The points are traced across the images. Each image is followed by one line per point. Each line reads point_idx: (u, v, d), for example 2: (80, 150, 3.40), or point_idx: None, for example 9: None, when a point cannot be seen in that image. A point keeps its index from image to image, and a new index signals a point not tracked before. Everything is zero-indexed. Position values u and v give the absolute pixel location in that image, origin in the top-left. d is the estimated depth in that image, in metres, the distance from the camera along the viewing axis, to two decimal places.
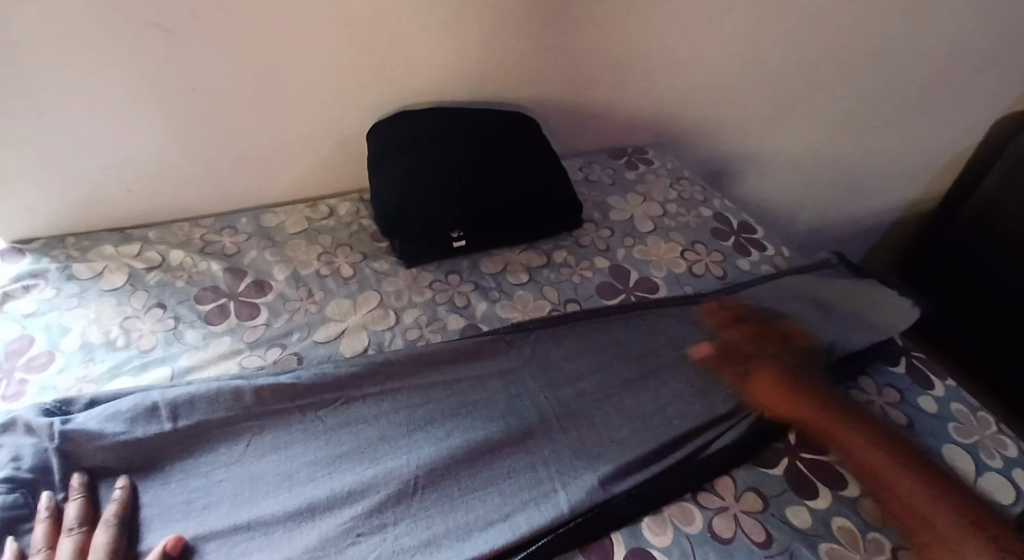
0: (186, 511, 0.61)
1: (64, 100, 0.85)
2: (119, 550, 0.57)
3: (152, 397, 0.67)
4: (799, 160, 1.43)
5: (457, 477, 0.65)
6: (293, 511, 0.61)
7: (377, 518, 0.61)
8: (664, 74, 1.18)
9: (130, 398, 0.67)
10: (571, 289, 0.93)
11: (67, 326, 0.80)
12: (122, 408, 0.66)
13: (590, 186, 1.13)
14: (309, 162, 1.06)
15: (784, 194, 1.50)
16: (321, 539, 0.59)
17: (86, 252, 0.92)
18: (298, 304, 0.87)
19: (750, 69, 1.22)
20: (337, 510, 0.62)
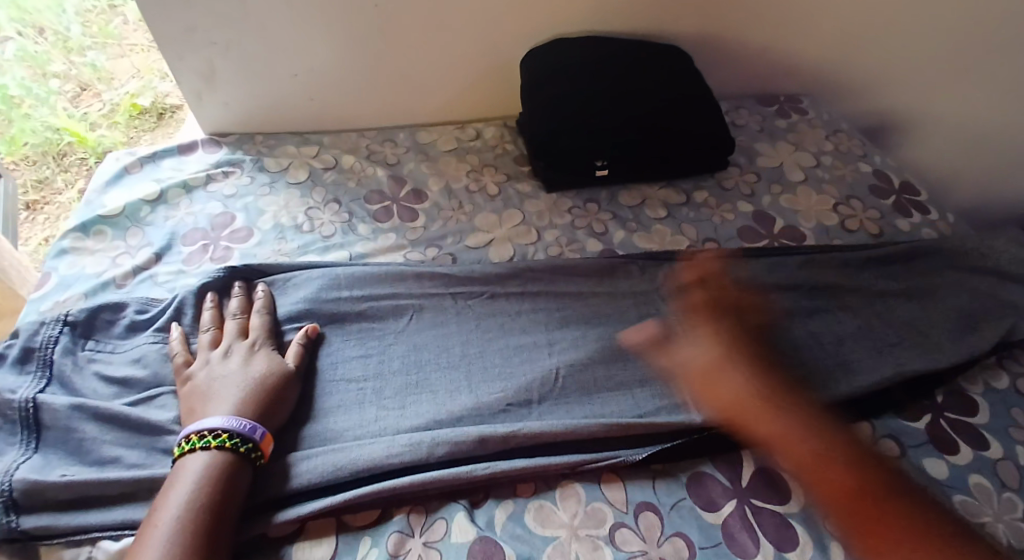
0: (364, 363, 0.68)
1: (268, 7, 0.95)
2: (270, 331, 0.68)
3: (335, 272, 0.75)
4: (975, 128, 1.31)
5: (598, 375, 0.70)
6: (457, 381, 0.68)
7: (524, 394, 0.66)
8: (836, 18, 1.11)
9: (318, 270, 0.76)
10: (711, 229, 0.93)
11: (261, 209, 0.91)
12: (312, 276, 0.75)
13: (739, 130, 1.10)
14: (464, 84, 1.11)
15: (948, 165, 1.38)
16: (478, 403, 0.65)
17: (272, 149, 1.03)
18: (450, 213, 0.94)
19: (934, 18, 1.12)
20: (490, 383, 0.68)
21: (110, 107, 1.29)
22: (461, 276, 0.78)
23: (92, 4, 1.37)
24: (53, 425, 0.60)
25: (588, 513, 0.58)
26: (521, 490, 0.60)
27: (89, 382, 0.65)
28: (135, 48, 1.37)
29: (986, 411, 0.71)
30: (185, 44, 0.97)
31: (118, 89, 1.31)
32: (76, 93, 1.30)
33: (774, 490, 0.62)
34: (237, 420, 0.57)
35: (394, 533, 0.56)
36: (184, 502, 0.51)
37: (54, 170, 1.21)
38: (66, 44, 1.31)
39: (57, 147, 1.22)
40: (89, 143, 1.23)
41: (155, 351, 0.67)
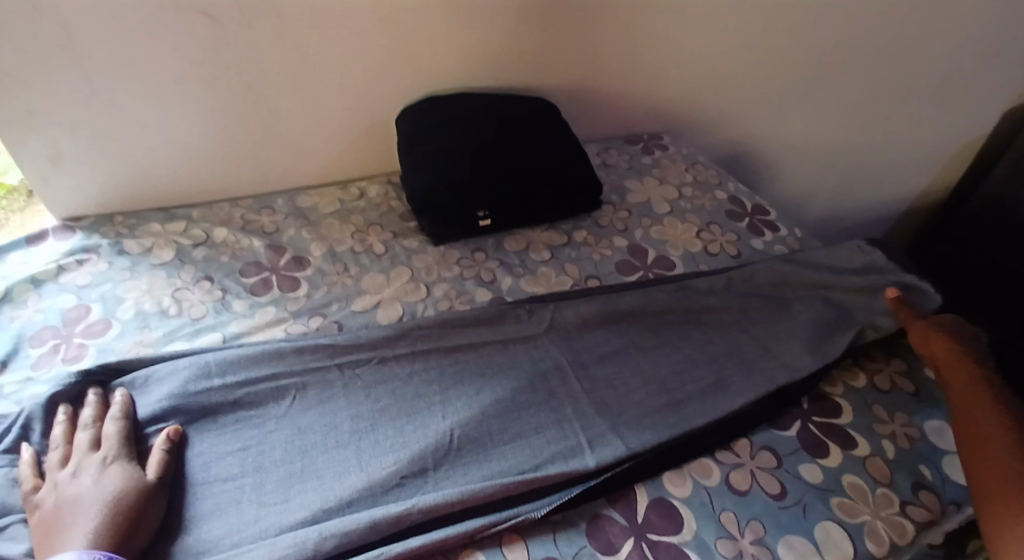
0: (243, 456, 0.65)
1: (117, 85, 0.91)
2: (128, 437, 0.64)
3: (204, 359, 0.72)
4: (813, 148, 1.46)
5: (489, 432, 0.70)
6: (345, 462, 0.66)
7: (418, 463, 0.66)
8: (680, 62, 1.22)
9: (186, 360, 0.72)
10: (592, 266, 0.98)
11: (122, 296, 0.85)
12: (178, 369, 0.70)
13: (609, 170, 1.17)
14: (339, 145, 1.11)
15: (798, 182, 1.53)
16: (368, 481, 0.64)
17: (136, 230, 0.97)
18: (335, 277, 0.93)
19: (765, 57, 1.25)
20: (381, 457, 0.66)
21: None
22: (347, 342, 0.76)
23: None
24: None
25: None
26: None
27: None
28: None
29: (848, 411, 0.79)
30: (26, 129, 0.91)
31: None
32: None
33: (668, 521, 0.65)
34: (89, 553, 0.52)
35: None
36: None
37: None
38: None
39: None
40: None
41: (0, 474, 0.61)
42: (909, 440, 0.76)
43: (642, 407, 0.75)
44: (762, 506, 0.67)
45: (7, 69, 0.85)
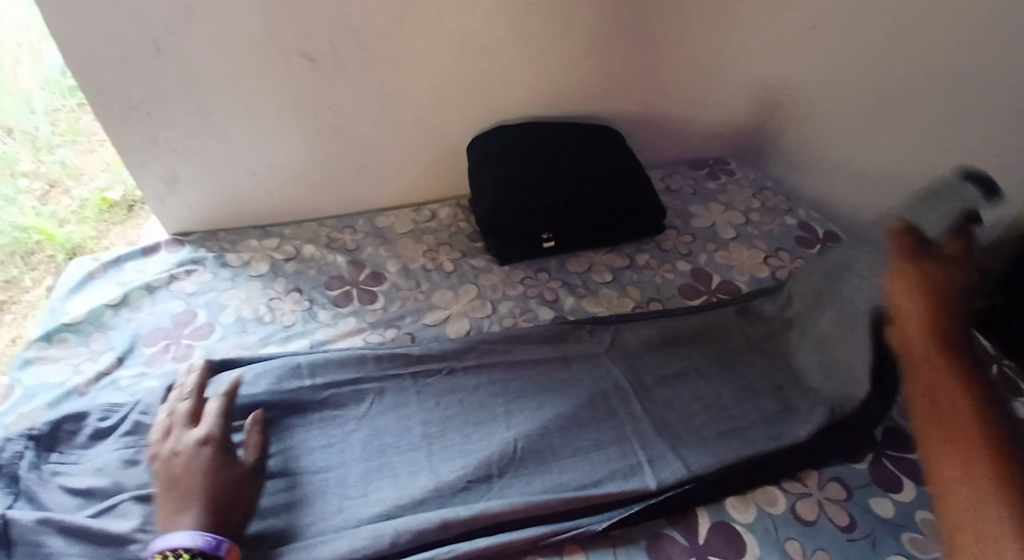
0: (326, 452, 0.71)
1: (225, 118, 1.02)
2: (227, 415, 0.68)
3: (296, 359, 0.79)
4: None
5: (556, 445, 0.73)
6: (420, 466, 0.70)
7: (485, 469, 0.70)
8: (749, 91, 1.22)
9: (279, 360, 0.79)
10: (655, 288, 0.99)
11: (223, 304, 0.94)
12: (273, 365, 0.78)
13: (674, 195, 1.18)
14: (416, 170, 1.18)
15: None
16: (439, 483, 0.68)
17: (234, 245, 1.07)
18: (408, 292, 0.99)
19: None
20: (452, 461, 0.70)
21: (79, 203, 1.33)
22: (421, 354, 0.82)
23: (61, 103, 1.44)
24: (17, 543, 0.59)
25: None
26: None
27: (53, 495, 0.64)
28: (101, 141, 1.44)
29: None
30: (149, 156, 1.03)
31: (86, 184, 1.36)
32: (44, 191, 1.35)
33: (731, 545, 0.65)
34: (201, 537, 0.56)
35: None
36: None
37: (21, 270, 1.21)
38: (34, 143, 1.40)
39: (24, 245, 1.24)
40: (57, 241, 1.25)
41: (120, 455, 0.67)
42: None
43: (702, 429, 0.76)
44: (829, 538, 0.66)
45: (135, 103, 0.97)
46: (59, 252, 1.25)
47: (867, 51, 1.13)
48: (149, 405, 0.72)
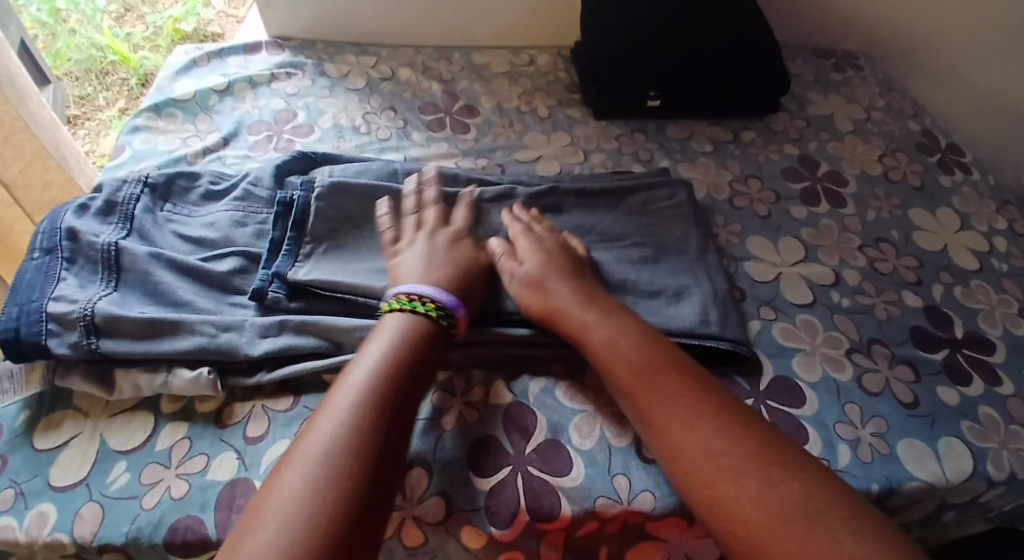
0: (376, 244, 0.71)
1: None
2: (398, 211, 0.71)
3: (394, 165, 0.80)
4: None
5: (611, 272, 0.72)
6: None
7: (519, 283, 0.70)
8: None
9: (378, 162, 0.80)
10: (756, 166, 0.94)
11: (322, 109, 0.95)
12: (372, 165, 0.79)
13: (793, 78, 1.10)
14: (521, 10, 1.12)
15: None
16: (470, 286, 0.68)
17: (333, 57, 1.06)
18: (500, 129, 0.97)
19: None
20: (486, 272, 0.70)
21: (154, 30, 1.54)
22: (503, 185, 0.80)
23: None
24: (131, 268, 0.65)
25: (613, 395, 0.64)
26: (554, 370, 0.66)
27: (167, 238, 0.70)
28: None
29: (1004, 352, 0.74)
30: None
31: (162, 14, 1.56)
32: (119, 13, 1.57)
33: (790, 395, 0.67)
34: None
35: (436, 390, 0.63)
36: (383, 357, 0.54)
37: (95, 89, 1.44)
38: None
39: (101, 65, 1.46)
40: (131, 64, 1.46)
41: (226, 216, 0.73)
42: None
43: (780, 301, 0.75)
44: (888, 406, 0.67)
45: None
46: (132, 74, 1.47)
47: None
48: (258, 179, 0.76)
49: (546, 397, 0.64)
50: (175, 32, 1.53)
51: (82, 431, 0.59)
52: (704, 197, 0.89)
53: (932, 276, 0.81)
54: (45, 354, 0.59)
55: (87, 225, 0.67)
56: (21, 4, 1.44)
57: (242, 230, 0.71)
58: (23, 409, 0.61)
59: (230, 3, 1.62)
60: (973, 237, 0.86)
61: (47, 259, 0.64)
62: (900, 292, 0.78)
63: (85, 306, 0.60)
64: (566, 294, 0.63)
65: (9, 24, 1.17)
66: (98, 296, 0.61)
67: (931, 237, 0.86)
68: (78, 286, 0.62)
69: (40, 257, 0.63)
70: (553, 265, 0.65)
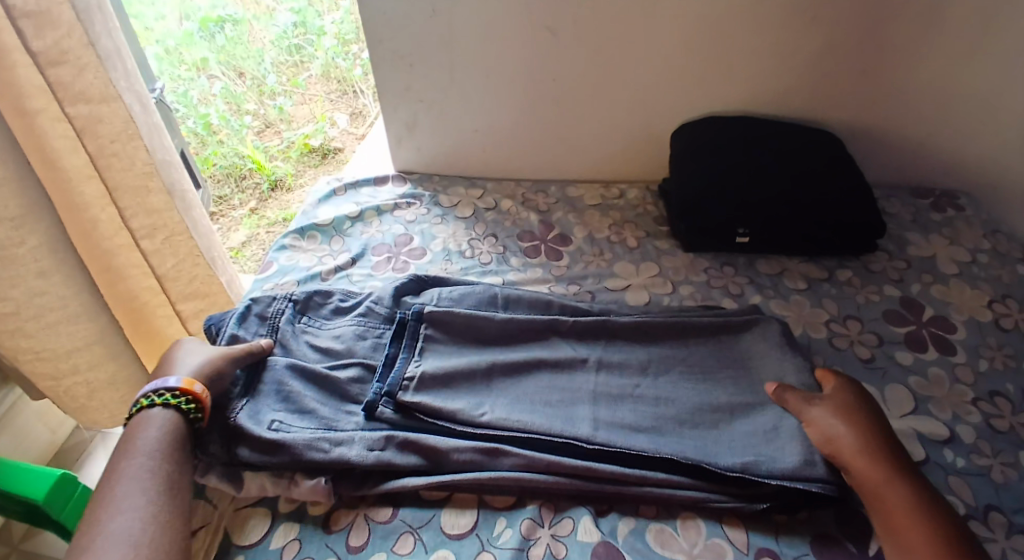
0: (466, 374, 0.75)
1: (468, 74, 1.12)
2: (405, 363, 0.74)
3: (493, 291, 0.86)
4: None
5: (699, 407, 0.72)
6: (565, 392, 0.74)
7: (608, 415, 0.71)
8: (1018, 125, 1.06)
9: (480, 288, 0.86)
10: (854, 306, 0.93)
11: (434, 235, 1.04)
12: (474, 291, 0.85)
13: (889, 219, 1.09)
14: (616, 149, 1.20)
15: None
16: (557, 415, 0.71)
17: (446, 188, 1.17)
18: (591, 258, 1.03)
19: None
20: (571, 401, 0.73)
21: (287, 144, 1.77)
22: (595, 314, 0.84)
23: (287, 58, 1.92)
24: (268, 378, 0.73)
25: (706, 545, 0.63)
26: (644, 511, 0.66)
27: (302, 347, 0.78)
28: (311, 97, 1.91)
29: None
30: (397, 100, 1.17)
31: (295, 131, 1.81)
32: (260, 128, 1.82)
33: None
34: None
35: (526, 519, 0.65)
36: (154, 440, 0.62)
37: (232, 190, 1.68)
38: (261, 88, 1.86)
39: (240, 171, 1.69)
40: (264, 172, 1.68)
41: (350, 330, 0.80)
42: None
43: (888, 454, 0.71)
44: None
45: (400, 51, 1.11)
46: (263, 180, 1.69)
47: None
48: (380, 298, 0.84)
49: (635, 541, 0.63)
50: (304, 146, 1.76)
51: (208, 524, 0.66)
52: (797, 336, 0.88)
53: None
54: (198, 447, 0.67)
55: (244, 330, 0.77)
56: (182, 117, 1.72)
57: (363, 344, 0.78)
58: None
59: (352, 122, 1.87)
60: None
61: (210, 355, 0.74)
62: (1020, 454, 0.73)
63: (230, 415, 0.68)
64: (881, 470, 0.62)
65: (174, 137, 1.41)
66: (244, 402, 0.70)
67: None
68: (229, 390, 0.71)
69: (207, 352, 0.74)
70: (857, 425, 0.65)
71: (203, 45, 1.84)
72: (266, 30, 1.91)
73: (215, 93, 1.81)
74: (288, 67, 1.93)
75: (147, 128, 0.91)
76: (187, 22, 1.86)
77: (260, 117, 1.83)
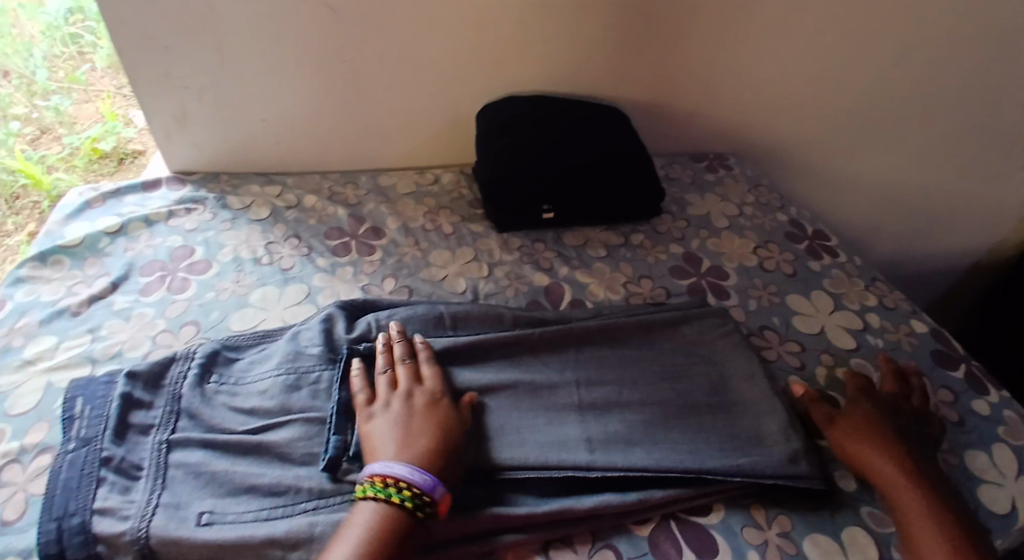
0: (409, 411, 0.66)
1: (240, 58, 1.03)
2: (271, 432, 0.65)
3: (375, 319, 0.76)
4: (891, 202, 1.37)
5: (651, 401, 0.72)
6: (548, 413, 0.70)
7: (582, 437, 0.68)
8: (766, 87, 1.19)
9: (389, 315, 0.77)
10: (646, 267, 1.01)
11: (222, 243, 0.96)
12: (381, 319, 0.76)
13: (672, 182, 1.19)
14: (420, 134, 1.18)
15: (872, 235, 1.43)
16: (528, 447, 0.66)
17: (237, 189, 1.08)
18: (406, 249, 1.00)
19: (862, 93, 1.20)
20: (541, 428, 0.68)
21: (70, 151, 1.42)
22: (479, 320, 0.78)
23: (61, 49, 1.47)
24: (180, 476, 0.60)
25: None
26: None
27: (224, 413, 0.66)
28: (97, 93, 1.49)
29: None
30: (161, 90, 1.05)
31: (79, 133, 1.44)
32: (35, 135, 1.42)
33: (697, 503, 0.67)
34: None
35: None
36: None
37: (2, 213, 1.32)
38: (30, 87, 1.41)
39: (11, 188, 1.34)
40: (43, 186, 1.35)
41: (278, 379, 0.69)
42: (948, 465, 0.76)
43: None
44: (791, 499, 0.69)
45: (153, 36, 0.99)
46: (43, 197, 1.36)
47: (879, 57, 1.14)
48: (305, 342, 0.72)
49: None
50: (94, 151, 1.43)
51: None
52: (599, 302, 0.94)
53: (814, 359, 0.88)
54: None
55: (132, 399, 0.66)
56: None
57: (297, 395, 0.68)
58: None
59: None
60: (846, 318, 0.95)
61: (88, 450, 0.61)
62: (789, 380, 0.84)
63: (141, 525, 0.56)
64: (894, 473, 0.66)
65: None
66: (153, 503, 0.58)
67: (811, 321, 0.94)
68: (123, 494, 0.59)
69: (75, 450, 0.61)
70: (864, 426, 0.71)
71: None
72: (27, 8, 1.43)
73: None
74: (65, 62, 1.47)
75: None
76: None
77: (32, 120, 1.42)
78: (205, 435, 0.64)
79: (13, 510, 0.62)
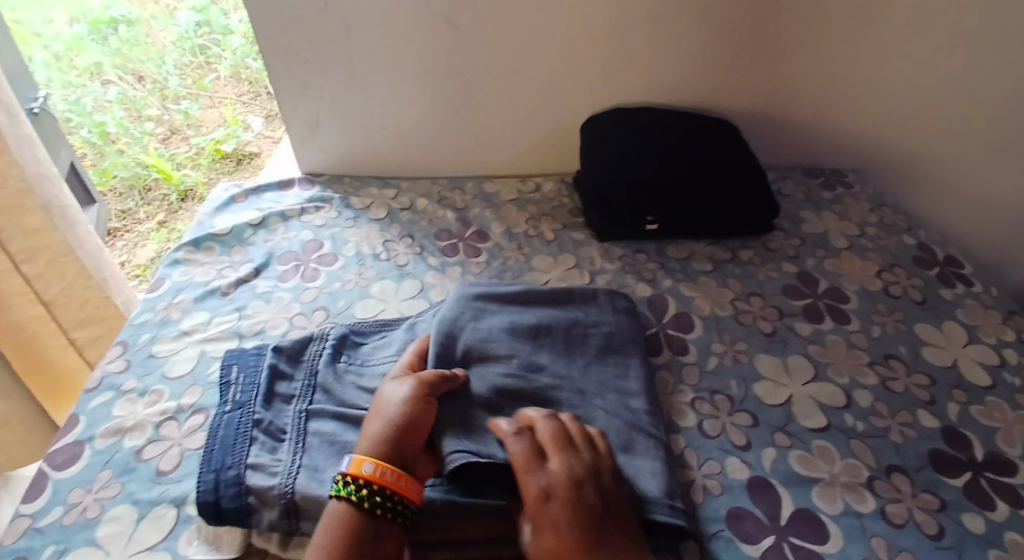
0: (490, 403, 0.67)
1: (367, 69, 1.10)
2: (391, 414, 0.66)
3: (489, 317, 0.77)
4: None
5: None
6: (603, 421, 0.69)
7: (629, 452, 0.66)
8: (896, 103, 1.12)
9: (499, 315, 0.77)
10: (756, 283, 0.97)
11: (346, 238, 1.02)
12: (496, 319, 0.77)
13: (785, 199, 1.15)
14: (527, 143, 1.20)
15: None
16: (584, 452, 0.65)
17: (357, 190, 1.14)
18: (510, 253, 1.03)
19: None
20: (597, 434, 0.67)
21: (197, 150, 1.66)
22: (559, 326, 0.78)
23: (190, 60, 1.80)
24: (316, 445, 0.64)
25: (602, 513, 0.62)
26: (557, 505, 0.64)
27: (354, 392, 0.70)
28: (220, 100, 1.79)
29: None
30: (297, 99, 1.14)
31: (204, 136, 1.69)
32: (165, 135, 1.71)
33: (813, 531, 0.66)
34: None
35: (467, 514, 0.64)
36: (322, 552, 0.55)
37: (136, 203, 1.58)
38: (163, 92, 1.75)
39: (144, 181, 1.60)
40: (172, 181, 1.59)
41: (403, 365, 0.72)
42: None
43: (828, 436, 0.76)
44: (914, 540, 0.66)
45: (293, 48, 1.07)
46: (172, 190, 1.60)
47: None
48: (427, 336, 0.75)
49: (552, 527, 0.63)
50: (216, 152, 1.65)
51: None
52: (706, 317, 0.92)
53: (944, 393, 0.81)
54: (246, 522, 0.60)
55: (277, 371, 0.72)
56: (73, 126, 1.61)
57: None
58: (46, 546, 0.64)
59: (267, 125, 1.76)
60: (980, 352, 0.87)
61: (242, 412, 0.67)
62: (913, 411, 0.79)
63: (286, 485, 0.60)
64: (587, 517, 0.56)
65: (59, 150, 1.30)
66: (297, 463, 0.62)
67: (940, 353, 0.87)
68: (270, 455, 0.64)
69: (233, 411, 0.67)
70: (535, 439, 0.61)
71: (96, 47, 1.71)
72: (165, 30, 1.80)
73: (110, 99, 1.69)
74: (193, 70, 1.81)
75: (17, 143, 0.90)
76: (77, 24, 1.71)
77: (165, 122, 1.72)
78: (338, 409, 0.67)
79: (169, 462, 0.70)
